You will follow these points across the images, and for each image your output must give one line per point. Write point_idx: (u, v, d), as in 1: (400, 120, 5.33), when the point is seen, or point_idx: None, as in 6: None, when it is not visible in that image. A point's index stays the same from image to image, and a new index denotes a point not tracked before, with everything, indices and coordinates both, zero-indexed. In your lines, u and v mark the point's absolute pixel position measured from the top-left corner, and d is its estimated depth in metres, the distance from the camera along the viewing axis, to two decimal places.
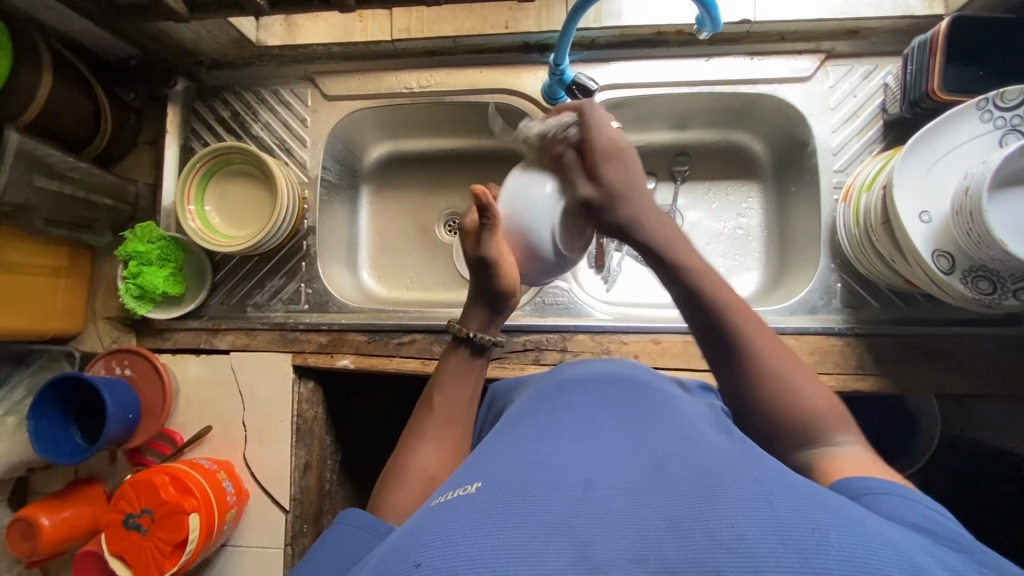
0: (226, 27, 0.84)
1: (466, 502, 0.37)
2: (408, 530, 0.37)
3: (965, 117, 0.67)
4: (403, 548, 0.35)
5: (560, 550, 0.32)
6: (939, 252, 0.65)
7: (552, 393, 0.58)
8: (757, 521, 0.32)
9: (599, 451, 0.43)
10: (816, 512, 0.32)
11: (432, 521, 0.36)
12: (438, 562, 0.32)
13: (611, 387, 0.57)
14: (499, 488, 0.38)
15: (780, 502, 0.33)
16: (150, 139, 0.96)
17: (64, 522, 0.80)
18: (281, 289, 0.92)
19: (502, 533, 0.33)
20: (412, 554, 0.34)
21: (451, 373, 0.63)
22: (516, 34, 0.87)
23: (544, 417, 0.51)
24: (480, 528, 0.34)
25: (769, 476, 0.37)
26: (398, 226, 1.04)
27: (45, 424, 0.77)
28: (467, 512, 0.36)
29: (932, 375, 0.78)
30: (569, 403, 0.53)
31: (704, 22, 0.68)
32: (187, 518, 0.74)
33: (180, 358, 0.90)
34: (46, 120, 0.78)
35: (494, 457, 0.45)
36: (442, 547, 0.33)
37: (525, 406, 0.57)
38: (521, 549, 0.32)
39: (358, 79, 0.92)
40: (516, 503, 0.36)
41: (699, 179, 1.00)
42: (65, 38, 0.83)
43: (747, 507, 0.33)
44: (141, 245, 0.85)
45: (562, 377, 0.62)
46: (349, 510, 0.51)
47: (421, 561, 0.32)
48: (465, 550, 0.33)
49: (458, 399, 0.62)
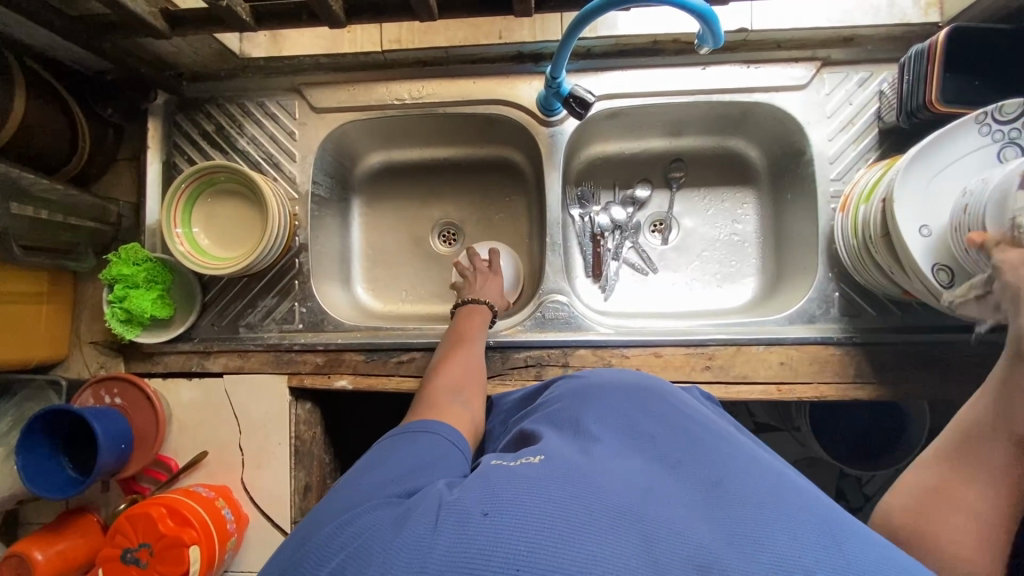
0: (208, 40, 0.80)
1: (531, 470, 0.39)
2: (472, 482, 0.40)
3: (964, 131, 0.67)
4: (467, 497, 0.37)
5: (623, 535, 0.33)
6: (939, 266, 0.66)
7: (603, 388, 0.58)
8: (825, 560, 0.32)
9: (658, 455, 0.44)
10: (882, 567, 0.32)
11: (499, 480, 0.38)
12: (505, 520, 0.34)
13: (659, 391, 0.57)
14: (564, 463, 0.40)
15: (847, 546, 0.33)
16: (131, 155, 0.92)
17: (58, 556, 0.78)
18: (273, 308, 0.90)
19: (569, 502, 0.35)
20: (478, 503, 0.36)
21: (472, 310, 0.83)
22: (510, 44, 0.85)
23: (602, 408, 0.52)
24: (546, 494, 0.36)
25: (836, 516, 0.37)
26: (392, 239, 1.02)
27: (35, 460, 0.74)
28: (534, 478, 0.38)
29: (928, 382, 0.79)
30: (625, 398, 0.54)
31: (705, 38, 0.67)
32: (188, 550, 0.73)
33: (171, 382, 0.88)
34: (21, 142, 0.74)
35: (556, 441, 0.46)
36: (510, 502, 0.35)
37: (575, 395, 0.58)
38: (587, 523, 0.34)
39: (348, 90, 0.89)
40: (581, 476, 0.38)
41: (695, 185, 0.99)
42: (38, 54, 0.79)
43: (813, 544, 0.33)
44: (125, 268, 0.82)
45: (601, 376, 0.63)
46: (430, 422, 0.55)
47: (488, 512, 0.35)
48: (531, 510, 0.35)
49: (476, 329, 0.80)
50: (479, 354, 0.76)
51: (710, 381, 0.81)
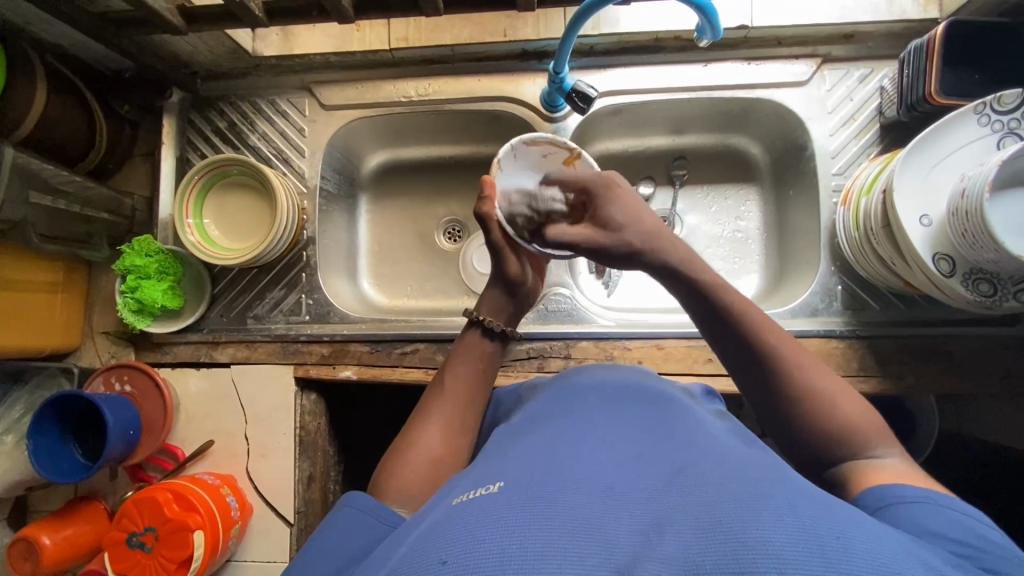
0: (222, 38, 0.83)
1: (488, 503, 0.37)
2: (430, 527, 0.37)
3: (963, 122, 0.67)
4: (425, 545, 0.35)
5: (585, 553, 0.32)
6: (940, 256, 0.66)
7: (564, 397, 0.58)
8: (781, 522, 0.32)
9: (616, 457, 0.43)
10: (837, 520, 0.33)
11: (455, 519, 0.36)
12: (463, 560, 0.32)
13: (619, 393, 0.57)
14: (520, 489, 0.38)
15: (802, 508, 0.33)
16: (146, 151, 0.95)
17: (65, 541, 0.79)
18: (281, 300, 0.91)
19: (526, 532, 0.34)
20: (435, 551, 0.33)
21: (467, 355, 0.66)
22: (514, 42, 0.87)
23: (557, 421, 0.51)
24: (503, 530, 0.34)
25: (790, 484, 0.37)
26: (397, 235, 1.04)
27: (46, 444, 0.75)
28: (491, 512, 0.36)
29: (933, 375, 0.79)
30: (580, 409, 0.53)
31: (705, 30, 0.68)
32: (192, 535, 0.74)
33: (180, 372, 0.89)
34: (41, 135, 0.77)
35: (514, 456, 0.45)
36: (468, 545, 0.33)
37: (533, 413, 0.57)
38: (546, 550, 0.32)
39: (356, 88, 0.92)
40: (538, 501, 0.37)
41: (697, 182, 1.00)
42: (59, 52, 0.82)
43: (769, 509, 0.33)
44: (139, 258, 0.84)
45: (571, 384, 0.62)
46: (364, 501, 0.50)
47: (446, 559, 0.32)
48: (491, 550, 0.32)
49: (468, 387, 0.63)
50: (468, 408, 0.62)
51: (711, 374, 0.81)
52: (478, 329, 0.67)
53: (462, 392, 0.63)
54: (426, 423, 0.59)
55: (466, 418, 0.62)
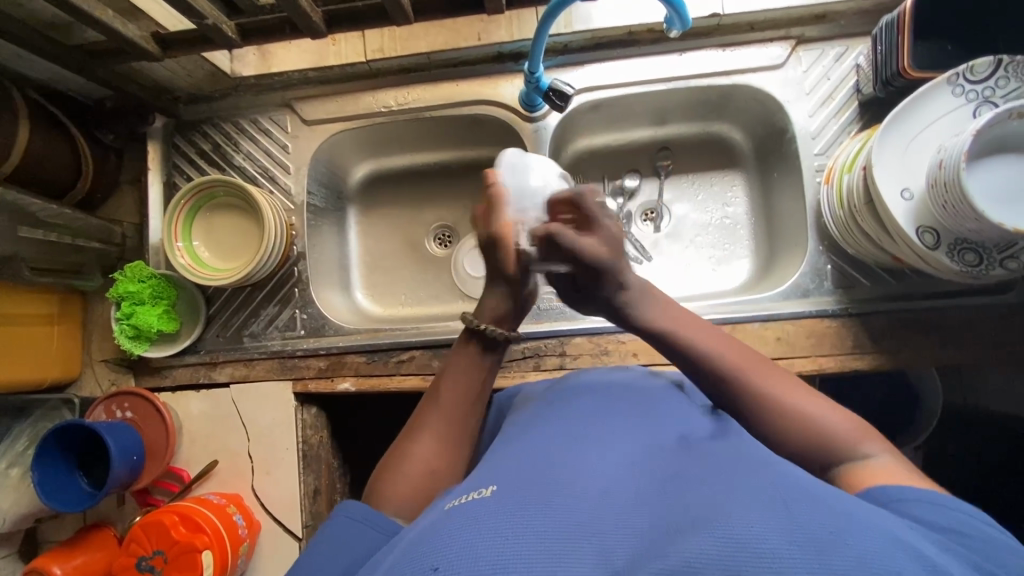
0: (199, 61, 0.84)
1: (479, 507, 0.37)
2: (422, 533, 0.37)
3: (938, 92, 0.68)
4: (418, 550, 0.35)
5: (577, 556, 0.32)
6: (923, 229, 0.66)
7: (558, 400, 0.58)
8: (770, 518, 0.32)
9: (609, 457, 0.43)
10: (830, 515, 0.33)
11: (446, 524, 0.36)
12: (454, 566, 0.32)
13: (614, 393, 0.57)
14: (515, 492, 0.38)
15: (796, 506, 0.33)
16: (133, 178, 0.96)
17: (75, 569, 0.79)
18: (275, 317, 0.92)
19: (518, 538, 0.34)
20: (427, 558, 0.34)
21: (460, 363, 0.61)
22: (489, 45, 0.88)
23: (552, 425, 0.51)
24: (495, 537, 0.34)
25: (782, 479, 0.37)
26: (387, 244, 1.04)
27: (50, 474, 0.76)
28: (481, 517, 0.36)
29: (927, 348, 0.79)
30: (575, 411, 0.54)
31: (673, 21, 0.69)
32: (201, 556, 0.74)
33: (181, 395, 0.90)
34: (26, 170, 0.78)
35: (511, 458, 0.45)
36: (460, 551, 0.33)
37: (527, 417, 0.57)
38: (538, 556, 0.32)
39: (336, 102, 0.93)
40: (530, 505, 0.37)
41: (683, 172, 1.00)
42: (40, 85, 0.83)
43: (762, 507, 0.33)
44: (131, 285, 0.85)
45: (566, 384, 0.62)
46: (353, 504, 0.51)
47: (436, 565, 0.32)
48: (481, 555, 0.33)
49: (468, 392, 0.60)
50: (470, 423, 0.59)
51: None
52: (475, 341, 0.62)
53: (462, 404, 0.60)
54: (420, 432, 0.57)
55: (465, 427, 0.59)
